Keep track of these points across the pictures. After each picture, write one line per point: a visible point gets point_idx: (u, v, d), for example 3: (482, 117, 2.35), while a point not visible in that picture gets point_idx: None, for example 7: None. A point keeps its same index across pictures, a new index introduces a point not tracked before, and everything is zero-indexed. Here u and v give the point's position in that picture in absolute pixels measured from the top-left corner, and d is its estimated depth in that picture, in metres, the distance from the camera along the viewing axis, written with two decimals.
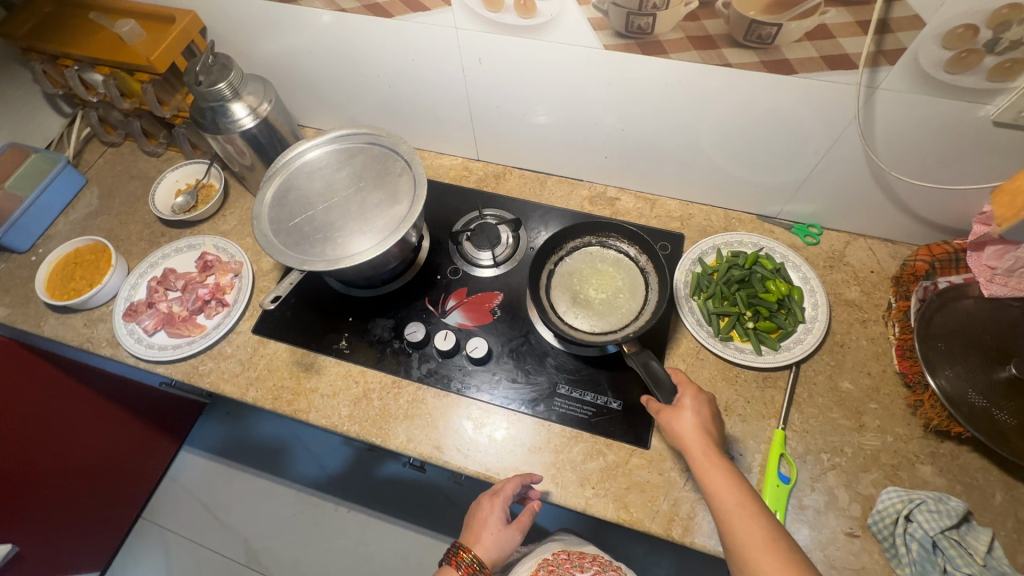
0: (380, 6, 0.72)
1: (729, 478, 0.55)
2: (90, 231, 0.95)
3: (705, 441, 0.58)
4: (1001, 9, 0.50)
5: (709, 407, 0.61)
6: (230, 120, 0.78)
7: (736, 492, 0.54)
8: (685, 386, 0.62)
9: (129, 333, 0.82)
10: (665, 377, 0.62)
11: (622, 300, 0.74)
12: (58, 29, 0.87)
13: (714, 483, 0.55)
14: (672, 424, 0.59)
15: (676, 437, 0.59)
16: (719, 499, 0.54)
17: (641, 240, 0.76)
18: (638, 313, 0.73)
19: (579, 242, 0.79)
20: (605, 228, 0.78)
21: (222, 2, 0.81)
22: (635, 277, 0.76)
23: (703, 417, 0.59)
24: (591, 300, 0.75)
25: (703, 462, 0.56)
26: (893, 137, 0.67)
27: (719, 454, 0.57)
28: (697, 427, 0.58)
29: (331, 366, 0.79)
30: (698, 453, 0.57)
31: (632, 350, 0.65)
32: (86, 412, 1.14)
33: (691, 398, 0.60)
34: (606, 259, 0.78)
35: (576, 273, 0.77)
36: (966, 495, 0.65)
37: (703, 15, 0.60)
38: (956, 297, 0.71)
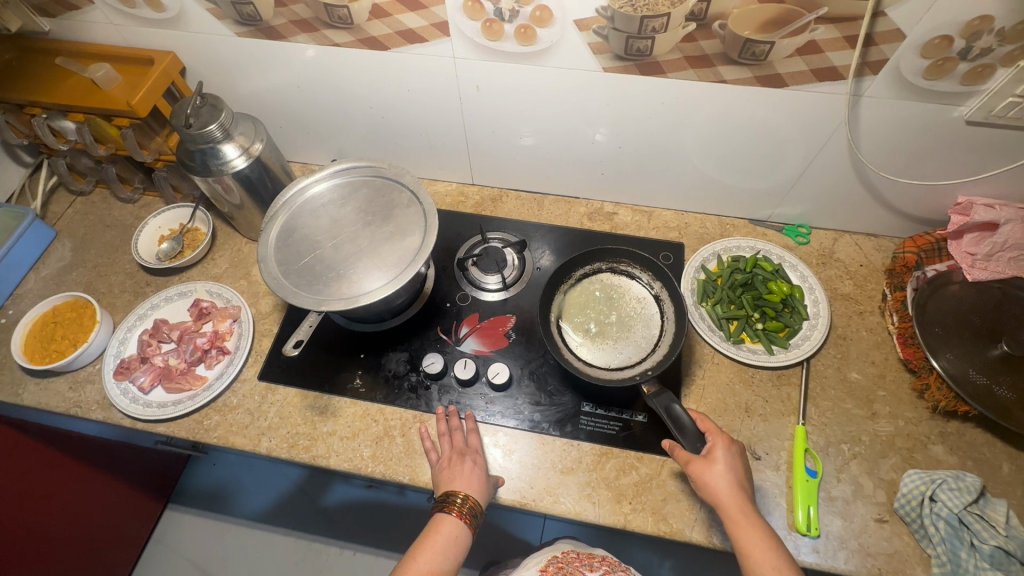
0: (376, 40, 0.71)
1: (762, 537, 0.56)
2: (66, 287, 0.89)
3: (741, 498, 0.58)
4: (973, 20, 0.55)
5: (740, 460, 0.62)
6: (221, 162, 0.75)
7: (770, 552, 0.55)
8: (715, 436, 0.62)
9: (123, 393, 0.77)
10: (689, 424, 0.63)
11: (638, 328, 0.75)
12: (22, 77, 0.83)
13: (747, 540, 0.56)
14: (707, 477, 0.59)
15: (709, 490, 0.59)
16: (751, 558, 0.55)
17: (654, 267, 0.78)
18: (654, 341, 0.74)
19: (589, 270, 0.80)
20: (617, 254, 0.80)
21: (204, 43, 0.79)
22: (649, 306, 0.77)
23: (736, 472, 0.60)
24: (606, 327, 0.76)
25: (737, 519, 0.57)
26: (875, 141, 0.71)
27: (754, 512, 0.57)
28: (732, 484, 0.59)
29: (347, 407, 0.77)
30: (733, 510, 0.57)
31: (654, 392, 0.65)
32: (65, 482, 1.05)
33: (724, 451, 0.61)
34: (619, 285, 0.79)
35: (589, 302, 0.78)
36: (977, 469, 0.69)
37: (700, 36, 0.63)
38: (944, 283, 0.76)
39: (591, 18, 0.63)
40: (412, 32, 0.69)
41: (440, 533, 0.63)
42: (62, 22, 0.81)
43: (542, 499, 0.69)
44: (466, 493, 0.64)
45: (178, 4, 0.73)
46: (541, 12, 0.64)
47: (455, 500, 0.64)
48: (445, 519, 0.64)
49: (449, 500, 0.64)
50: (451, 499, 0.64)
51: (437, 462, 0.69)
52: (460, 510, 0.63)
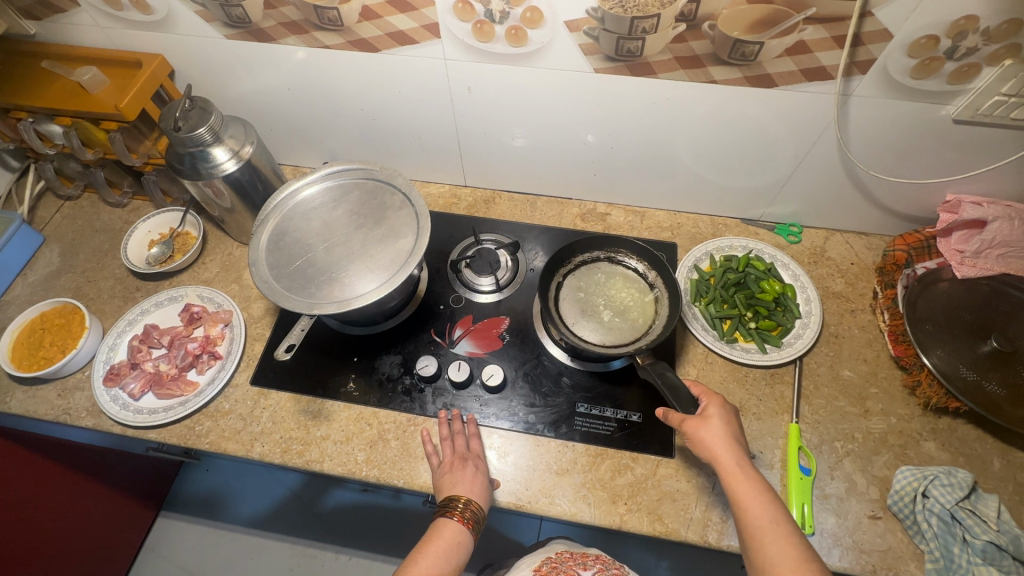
0: (366, 41, 0.71)
1: (757, 488, 0.56)
2: (54, 293, 0.88)
3: (734, 451, 0.58)
4: (959, 20, 0.55)
5: (734, 419, 0.62)
6: (211, 166, 0.75)
7: (765, 502, 0.55)
8: (709, 398, 0.63)
9: (113, 399, 0.76)
10: (683, 388, 0.62)
11: (633, 314, 0.75)
12: (7, 80, 0.82)
13: (743, 492, 0.55)
14: (700, 432, 0.60)
15: (703, 445, 0.59)
16: (746, 510, 0.55)
17: (650, 255, 0.78)
18: (648, 327, 0.74)
19: (587, 257, 0.80)
20: (615, 244, 0.80)
21: (192, 45, 0.78)
22: (645, 294, 0.77)
23: (730, 428, 0.60)
24: (600, 312, 0.75)
25: (731, 470, 0.57)
26: (864, 140, 0.72)
27: (747, 463, 0.57)
28: (727, 438, 0.59)
29: (341, 411, 0.76)
30: (727, 462, 0.57)
31: (647, 362, 0.66)
32: (54, 490, 1.03)
33: (717, 409, 0.61)
34: (615, 273, 0.79)
35: (586, 288, 0.78)
36: (969, 465, 0.70)
37: (690, 37, 0.63)
38: (934, 281, 0.76)
39: (581, 19, 0.63)
40: (403, 34, 0.69)
41: (442, 537, 0.62)
42: (48, 24, 0.80)
43: (537, 500, 0.69)
44: (468, 497, 0.65)
45: (167, 6, 0.72)
46: (531, 13, 0.64)
47: (457, 504, 0.64)
48: (446, 525, 0.63)
49: (451, 504, 0.64)
50: (454, 503, 0.64)
51: (437, 467, 0.69)
52: (462, 514, 0.63)
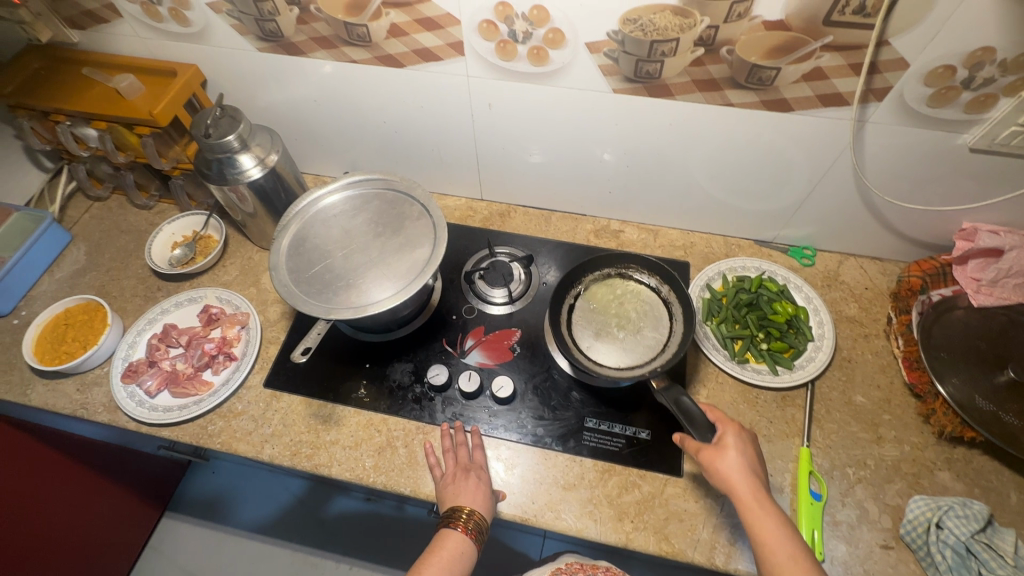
0: (392, 57, 0.74)
1: (776, 521, 0.55)
2: (79, 290, 0.91)
3: (751, 482, 0.58)
4: (976, 51, 0.56)
5: (751, 446, 0.61)
6: (237, 171, 0.77)
7: (784, 539, 0.54)
8: (725, 424, 0.62)
9: (130, 396, 0.78)
10: (700, 415, 0.61)
11: (647, 331, 0.75)
12: (48, 85, 0.85)
13: (758, 523, 0.55)
14: (717, 463, 0.59)
15: (720, 477, 0.59)
16: (764, 545, 0.54)
17: (661, 270, 0.79)
18: (664, 341, 0.74)
19: (596, 276, 0.81)
20: (625, 260, 0.81)
21: (225, 56, 0.81)
22: (658, 307, 0.77)
23: (748, 457, 0.60)
24: (615, 330, 0.76)
25: (749, 503, 0.56)
26: (880, 165, 0.72)
27: (765, 496, 0.57)
28: (743, 468, 0.58)
29: (351, 417, 0.77)
30: (745, 494, 0.57)
31: (662, 386, 0.64)
32: (64, 486, 1.05)
33: (734, 436, 0.61)
34: (627, 289, 0.80)
35: (597, 305, 0.78)
36: (985, 497, 0.68)
37: (708, 61, 0.64)
38: (949, 308, 0.76)
39: (602, 41, 0.65)
40: (428, 51, 0.71)
41: (446, 548, 0.62)
42: (91, 34, 0.84)
43: (543, 514, 0.68)
44: (472, 508, 0.64)
45: (204, 19, 0.76)
46: (553, 34, 0.66)
47: (461, 515, 0.64)
48: (450, 535, 0.63)
49: (454, 515, 0.64)
50: (457, 514, 0.64)
51: (440, 478, 0.69)
52: (466, 524, 0.63)
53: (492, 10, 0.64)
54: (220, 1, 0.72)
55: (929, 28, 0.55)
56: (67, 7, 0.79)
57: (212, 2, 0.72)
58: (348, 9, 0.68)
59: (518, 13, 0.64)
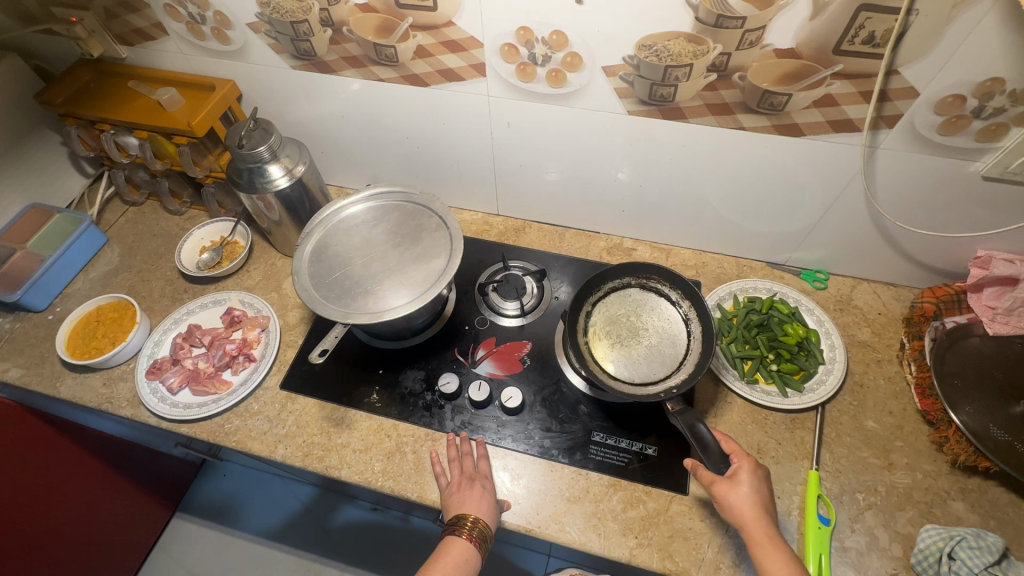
0: (417, 76, 0.77)
1: (785, 559, 0.56)
2: (110, 289, 0.95)
3: (764, 521, 0.58)
4: (985, 82, 0.57)
5: (765, 484, 0.62)
6: (266, 181, 0.81)
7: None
8: (740, 458, 0.62)
9: (152, 392, 0.81)
10: (715, 444, 0.61)
11: (665, 345, 0.76)
12: (97, 97, 0.91)
13: (769, 563, 0.56)
14: (729, 496, 0.60)
15: (731, 510, 0.59)
16: None
17: (684, 286, 0.78)
18: (680, 359, 0.75)
19: (619, 283, 0.81)
20: (649, 271, 0.81)
21: (261, 73, 0.86)
22: (677, 324, 0.78)
23: (760, 495, 0.60)
24: (632, 341, 0.77)
25: (760, 542, 0.57)
26: (891, 191, 0.73)
27: (777, 536, 0.58)
28: (756, 506, 0.59)
29: (363, 421, 0.79)
30: (757, 533, 0.58)
31: (677, 410, 0.64)
32: (81, 479, 1.08)
33: (749, 472, 0.61)
34: (648, 301, 0.80)
35: (615, 316, 0.79)
36: (1001, 530, 0.67)
37: (721, 86, 0.66)
38: (964, 335, 0.75)
39: (618, 65, 0.68)
40: (451, 71, 0.75)
41: (450, 555, 0.63)
42: (139, 50, 0.90)
43: (548, 526, 0.69)
44: (476, 516, 0.65)
45: (244, 38, 0.81)
46: (571, 58, 0.68)
47: (466, 522, 0.64)
48: (455, 542, 0.64)
49: (459, 523, 0.65)
50: (462, 522, 0.64)
51: (445, 487, 0.70)
52: (470, 532, 0.64)
53: (513, 34, 0.68)
54: (260, 22, 0.77)
55: (939, 57, 0.57)
56: (119, 25, 0.85)
57: (252, 23, 0.78)
58: (378, 32, 0.73)
59: (538, 37, 0.67)
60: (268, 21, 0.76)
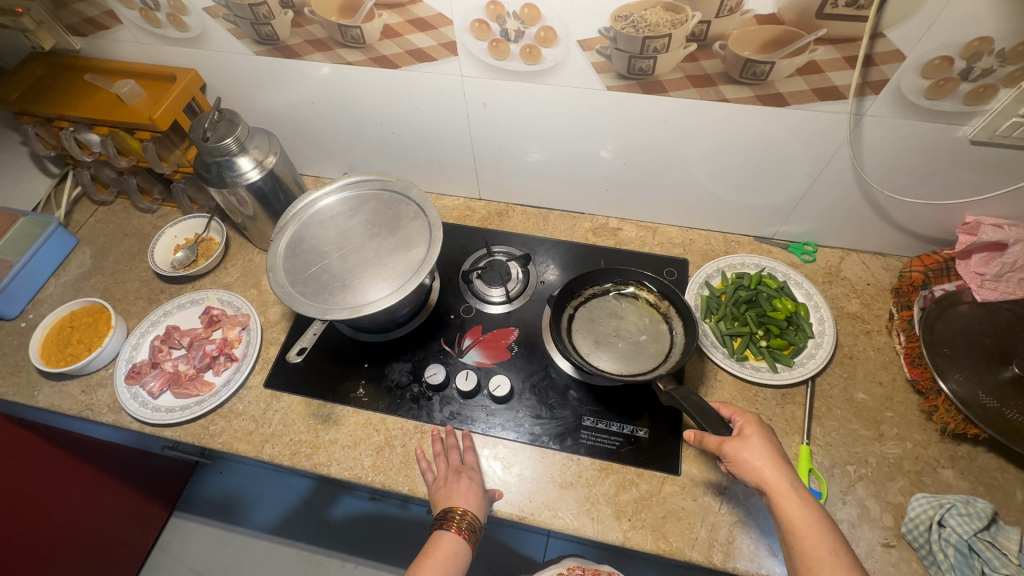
0: (387, 59, 0.74)
1: (809, 510, 0.54)
2: (84, 293, 0.92)
3: (782, 472, 0.56)
4: (973, 41, 0.55)
5: (771, 435, 0.60)
6: (236, 174, 0.78)
7: (822, 533, 0.53)
8: (742, 415, 0.61)
9: (133, 397, 0.79)
10: (711, 408, 0.61)
11: (648, 343, 0.74)
12: (51, 91, 0.87)
13: (795, 517, 0.54)
14: (743, 454, 0.57)
15: (749, 467, 0.57)
16: (801, 537, 0.53)
17: (661, 285, 0.77)
18: (665, 354, 0.73)
19: (597, 290, 0.80)
20: (626, 277, 0.80)
21: (224, 61, 0.82)
22: (659, 321, 0.76)
23: (772, 447, 0.58)
24: (615, 341, 0.75)
25: (784, 495, 0.55)
26: (879, 160, 0.71)
27: (797, 484, 0.55)
28: (771, 458, 0.57)
29: (350, 416, 0.78)
30: (778, 486, 0.55)
31: (671, 387, 0.64)
32: (73, 485, 1.06)
33: (753, 427, 0.60)
34: (627, 305, 0.78)
35: (596, 318, 0.78)
36: (990, 495, 0.67)
37: (701, 56, 0.64)
38: (953, 303, 0.74)
39: (594, 38, 0.65)
40: (422, 51, 0.72)
41: (439, 550, 0.63)
42: (93, 41, 0.85)
43: (541, 513, 0.68)
44: (464, 508, 0.65)
45: (202, 24, 0.76)
46: (545, 32, 0.65)
47: (454, 516, 0.64)
48: (444, 536, 0.64)
49: (447, 516, 0.64)
50: (450, 515, 0.64)
51: (433, 482, 0.69)
52: (459, 525, 0.64)
53: (484, 9, 0.64)
54: (216, 6, 0.73)
55: (925, 18, 0.54)
56: (69, 14, 0.81)
57: (209, 7, 0.73)
58: (342, 11, 0.69)
59: (509, 12, 0.64)
60: (226, 6, 0.72)
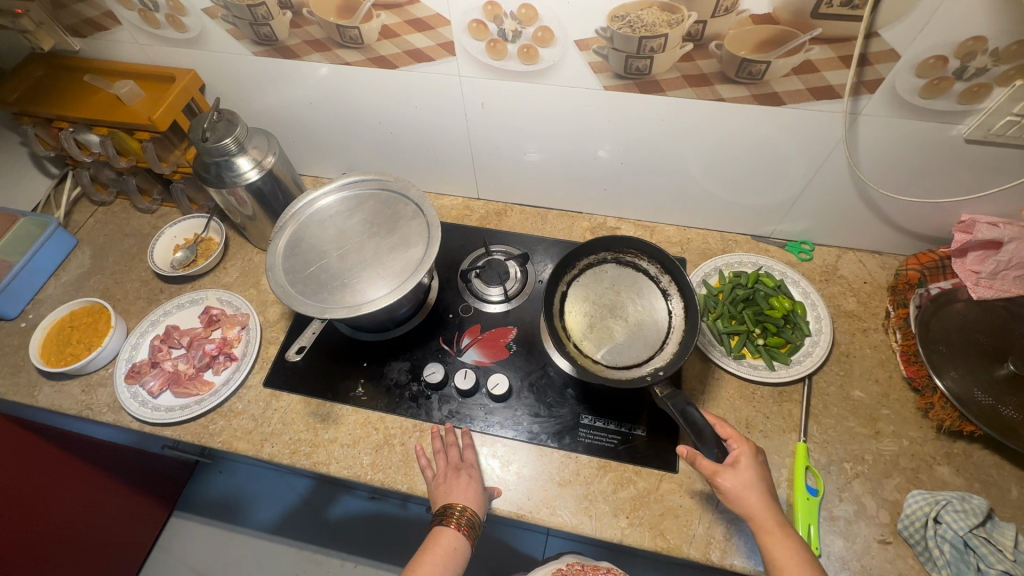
0: (385, 59, 0.74)
1: (793, 547, 0.55)
2: (84, 293, 0.93)
3: (769, 508, 0.57)
4: (967, 41, 0.56)
5: (765, 469, 0.61)
6: (235, 174, 0.78)
7: (804, 568, 0.54)
8: (739, 443, 0.61)
9: (133, 396, 0.79)
10: (709, 428, 0.59)
11: (645, 323, 0.75)
12: (51, 93, 0.87)
13: (778, 553, 0.55)
14: (733, 485, 0.59)
15: (738, 499, 0.58)
16: (782, 572, 0.54)
17: (661, 259, 0.77)
18: (661, 335, 0.73)
19: (593, 261, 0.80)
20: (625, 245, 0.79)
21: (222, 61, 0.83)
22: (657, 298, 0.76)
23: (764, 482, 0.59)
24: (611, 320, 0.76)
25: (767, 531, 0.56)
26: (875, 158, 0.72)
27: (783, 522, 0.57)
28: (760, 493, 0.58)
29: (349, 415, 0.78)
30: (764, 521, 0.57)
31: (666, 393, 0.63)
32: (73, 485, 1.06)
33: (749, 458, 0.60)
34: (625, 276, 0.78)
35: (591, 293, 0.78)
36: (985, 491, 0.68)
37: (698, 56, 0.64)
38: (948, 301, 0.75)
39: (591, 38, 0.65)
40: (420, 51, 0.72)
41: (439, 545, 0.63)
42: (92, 41, 0.86)
43: (539, 511, 0.69)
44: (464, 505, 0.65)
45: (200, 24, 0.77)
46: (542, 32, 0.66)
47: (454, 512, 0.64)
48: (444, 532, 0.64)
49: (447, 513, 0.64)
50: (450, 512, 0.64)
51: (432, 479, 0.69)
52: (458, 521, 0.64)
53: (481, 9, 0.65)
54: (215, 7, 0.73)
55: (919, 17, 0.55)
56: (68, 15, 0.81)
57: (207, 8, 0.74)
58: (340, 12, 0.69)
59: (506, 12, 0.64)
60: (224, 6, 0.73)
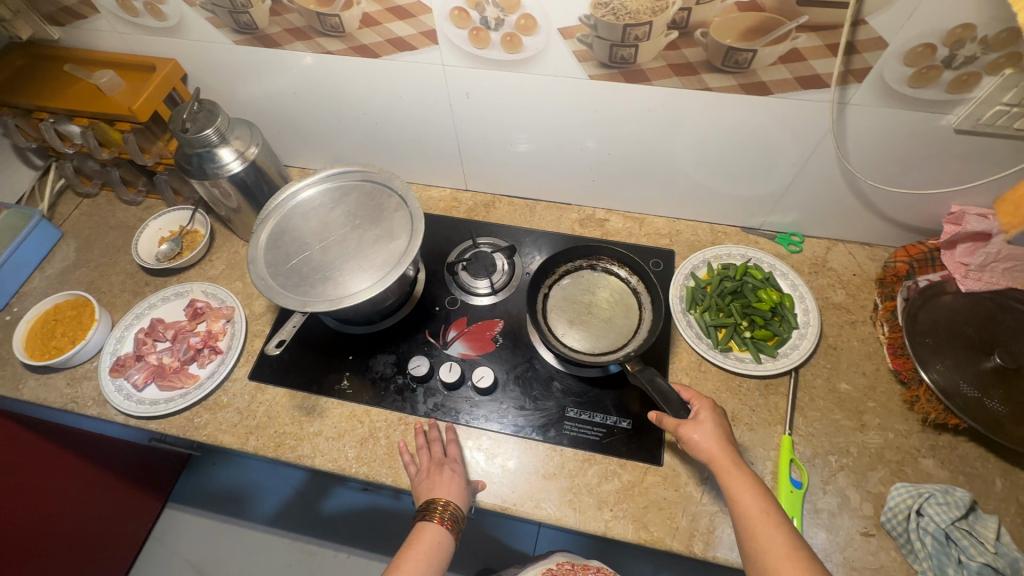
0: (366, 47, 0.73)
1: (750, 484, 0.55)
2: (69, 286, 0.92)
3: (729, 452, 0.58)
4: (955, 29, 0.54)
5: (725, 421, 0.62)
6: (216, 166, 0.77)
7: (761, 500, 0.54)
8: (699, 401, 0.63)
9: (117, 390, 0.79)
10: (674, 394, 0.62)
11: (619, 319, 0.76)
12: (32, 83, 0.86)
13: (737, 489, 0.55)
14: (694, 435, 0.59)
15: (698, 446, 0.59)
16: (741, 506, 0.54)
17: (632, 263, 0.78)
18: (634, 331, 0.74)
19: (570, 267, 0.81)
20: (597, 251, 0.80)
21: (203, 50, 0.81)
22: (629, 299, 0.77)
23: (723, 429, 0.60)
24: (589, 319, 0.76)
25: (726, 470, 0.57)
26: (864, 149, 0.71)
27: (741, 463, 0.57)
28: (719, 438, 0.59)
29: (334, 408, 0.78)
30: (722, 462, 0.57)
31: (636, 368, 0.65)
32: (64, 478, 1.06)
33: (708, 412, 0.62)
34: (598, 281, 0.79)
35: (569, 297, 0.78)
36: (969, 484, 0.68)
37: (683, 44, 0.63)
38: (936, 294, 0.74)
39: (575, 26, 0.64)
40: (402, 40, 0.71)
41: (422, 541, 0.63)
42: (71, 30, 0.84)
43: (523, 504, 0.69)
44: (447, 499, 0.65)
45: (179, 12, 0.75)
46: (525, 20, 0.65)
47: (436, 507, 0.64)
48: (427, 527, 0.64)
49: (430, 507, 0.65)
50: (433, 506, 0.64)
51: (415, 475, 0.69)
52: (441, 516, 0.64)
53: None
54: None
55: (906, 6, 0.54)
56: (45, 4, 0.80)
57: None
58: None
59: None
60: None
